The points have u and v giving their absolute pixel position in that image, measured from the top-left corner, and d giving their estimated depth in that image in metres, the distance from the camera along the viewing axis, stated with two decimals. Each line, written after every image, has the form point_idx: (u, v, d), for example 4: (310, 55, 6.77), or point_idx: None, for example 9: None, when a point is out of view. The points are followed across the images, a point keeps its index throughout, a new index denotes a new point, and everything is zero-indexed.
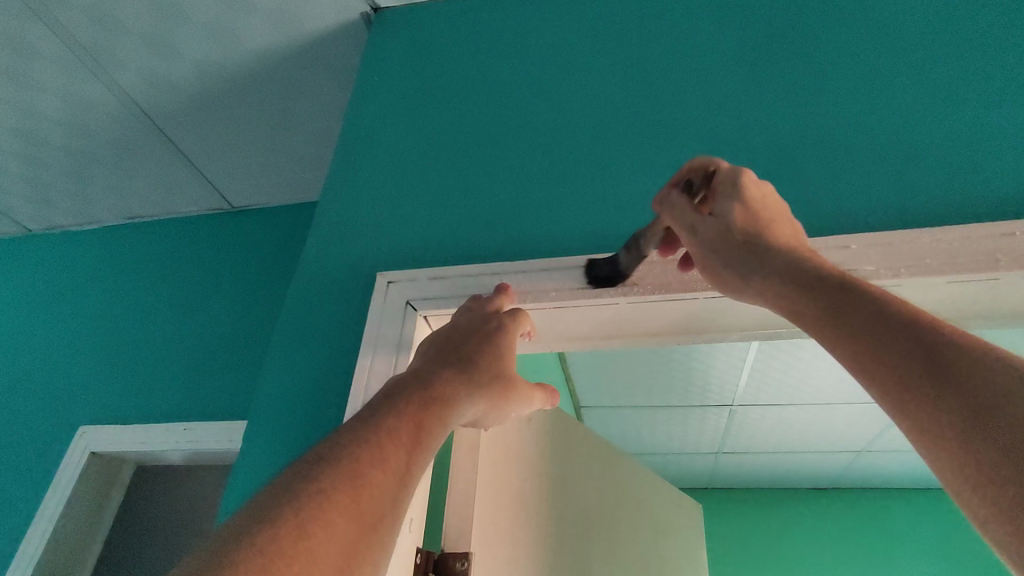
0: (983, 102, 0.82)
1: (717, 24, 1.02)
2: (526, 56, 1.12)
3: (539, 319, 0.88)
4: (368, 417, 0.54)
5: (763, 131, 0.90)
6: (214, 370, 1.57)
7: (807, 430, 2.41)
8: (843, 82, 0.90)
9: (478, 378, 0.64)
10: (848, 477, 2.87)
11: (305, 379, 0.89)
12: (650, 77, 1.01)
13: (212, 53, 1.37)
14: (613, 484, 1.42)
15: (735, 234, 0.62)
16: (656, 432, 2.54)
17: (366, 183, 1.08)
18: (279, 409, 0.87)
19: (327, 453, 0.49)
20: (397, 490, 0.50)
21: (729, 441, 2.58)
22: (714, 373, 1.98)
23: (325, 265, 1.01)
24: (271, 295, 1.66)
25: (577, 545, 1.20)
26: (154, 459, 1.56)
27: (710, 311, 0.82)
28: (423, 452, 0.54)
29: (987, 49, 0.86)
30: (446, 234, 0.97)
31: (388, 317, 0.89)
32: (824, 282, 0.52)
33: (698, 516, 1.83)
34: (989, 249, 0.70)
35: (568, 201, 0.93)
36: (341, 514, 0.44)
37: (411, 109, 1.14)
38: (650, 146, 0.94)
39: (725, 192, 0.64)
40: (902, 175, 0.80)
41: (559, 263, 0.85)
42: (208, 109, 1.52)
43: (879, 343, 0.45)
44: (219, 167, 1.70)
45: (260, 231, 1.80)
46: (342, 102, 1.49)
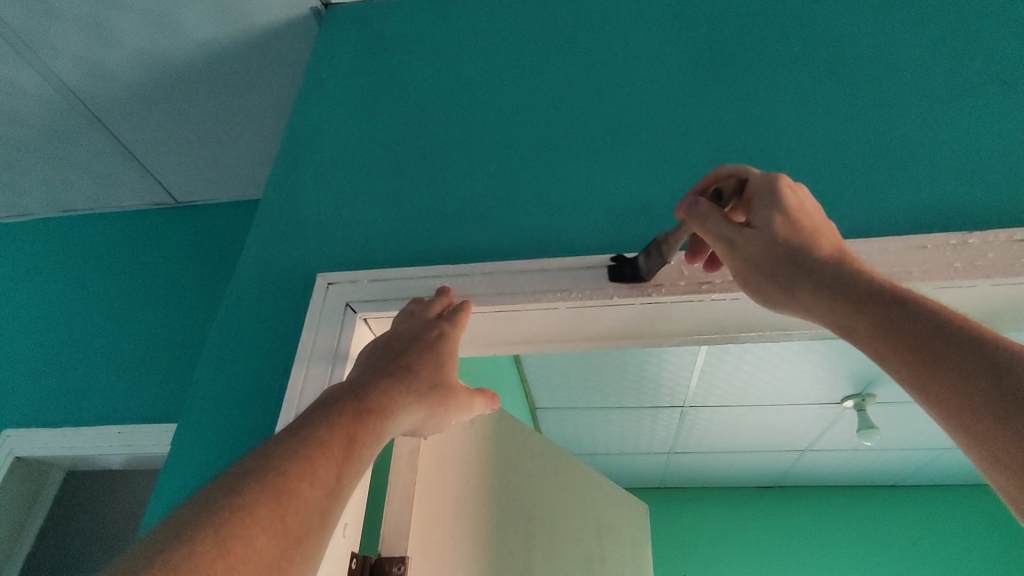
0: (903, 121, 0.88)
1: (664, 36, 1.05)
2: (477, 59, 1.13)
3: (480, 323, 0.88)
4: (299, 430, 0.53)
5: (704, 142, 0.93)
6: (145, 371, 1.50)
7: (746, 432, 2.50)
8: (779, 97, 0.95)
9: (415, 387, 0.63)
10: (783, 474, 3.00)
11: (242, 381, 0.86)
12: (599, 84, 1.03)
13: (154, 43, 1.31)
14: (557, 486, 1.43)
15: (780, 245, 0.60)
16: (605, 434, 2.60)
17: (311, 181, 1.06)
18: (213, 414, 0.84)
19: (252, 467, 0.48)
20: (324, 504, 0.49)
21: (674, 442, 2.66)
22: (660, 374, 2.04)
23: (266, 264, 0.98)
24: (206, 295, 1.59)
25: (518, 548, 1.20)
26: (83, 464, 1.49)
27: (649, 316, 0.84)
28: (354, 466, 0.53)
29: (909, 72, 0.92)
30: (391, 235, 0.96)
31: (326, 320, 0.87)
32: (884, 296, 0.52)
33: (642, 516, 1.88)
34: (905, 261, 0.74)
35: (515, 204, 0.94)
36: (262, 528, 0.43)
37: (359, 107, 1.13)
38: (596, 152, 0.96)
39: (763, 199, 0.63)
40: (830, 188, 0.84)
41: (501, 267, 0.86)
42: (148, 101, 1.45)
43: (951, 362, 0.45)
44: (157, 161, 1.63)
45: (198, 228, 1.73)
46: (287, 98, 1.45)
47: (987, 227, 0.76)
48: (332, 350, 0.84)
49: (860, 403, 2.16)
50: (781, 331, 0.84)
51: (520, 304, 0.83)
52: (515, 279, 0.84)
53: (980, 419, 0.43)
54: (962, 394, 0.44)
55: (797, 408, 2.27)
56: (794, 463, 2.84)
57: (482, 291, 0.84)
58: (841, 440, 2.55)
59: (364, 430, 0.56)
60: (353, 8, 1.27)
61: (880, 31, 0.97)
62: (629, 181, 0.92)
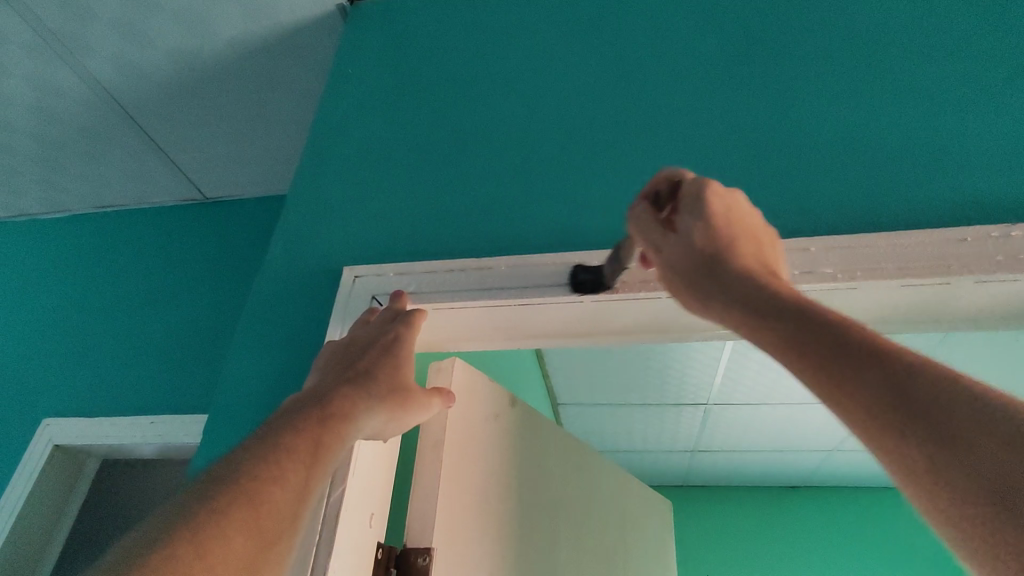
0: (942, 110, 0.84)
1: (691, 27, 1.03)
2: (501, 53, 1.12)
3: (504, 318, 0.88)
4: (265, 435, 0.53)
5: (733, 133, 0.91)
6: (177, 363, 1.53)
7: (774, 429, 2.46)
8: (811, 86, 0.92)
9: (375, 390, 0.64)
10: (811, 473, 2.95)
11: (269, 374, 0.87)
12: (624, 76, 1.01)
13: (184, 41, 1.33)
14: (580, 480, 1.43)
15: (698, 254, 0.55)
16: (630, 430, 2.58)
17: (337, 176, 1.06)
18: (241, 405, 0.86)
19: (222, 472, 0.48)
20: (296, 506, 0.49)
21: (701, 439, 2.63)
22: (686, 371, 2.02)
23: (294, 258, 0.99)
24: (235, 289, 1.62)
25: (542, 543, 1.20)
26: (119, 453, 1.53)
27: (675, 311, 0.82)
28: (321, 468, 0.53)
29: (947, 59, 0.89)
30: (414, 229, 0.96)
31: (353, 313, 0.87)
32: (786, 303, 0.46)
33: (667, 513, 1.86)
34: (942, 255, 0.72)
35: (539, 198, 0.93)
36: (237, 531, 0.44)
37: (384, 102, 1.13)
38: (621, 145, 0.95)
39: (685, 206, 0.58)
40: (864, 180, 0.82)
41: (526, 261, 0.85)
42: (179, 98, 1.47)
43: (845, 372, 0.40)
44: (187, 157, 1.66)
45: (226, 223, 1.76)
46: (313, 94, 1.46)
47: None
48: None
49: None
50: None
51: (544, 300, 0.83)
52: (541, 274, 0.84)
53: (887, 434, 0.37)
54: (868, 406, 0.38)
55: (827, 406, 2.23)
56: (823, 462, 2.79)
57: (507, 285, 0.84)
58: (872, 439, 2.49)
59: (329, 433, 0.56)
60: (378, 4, 1.28)
61: (918, 17, 0.93)
62: (655, 174, 0.90)
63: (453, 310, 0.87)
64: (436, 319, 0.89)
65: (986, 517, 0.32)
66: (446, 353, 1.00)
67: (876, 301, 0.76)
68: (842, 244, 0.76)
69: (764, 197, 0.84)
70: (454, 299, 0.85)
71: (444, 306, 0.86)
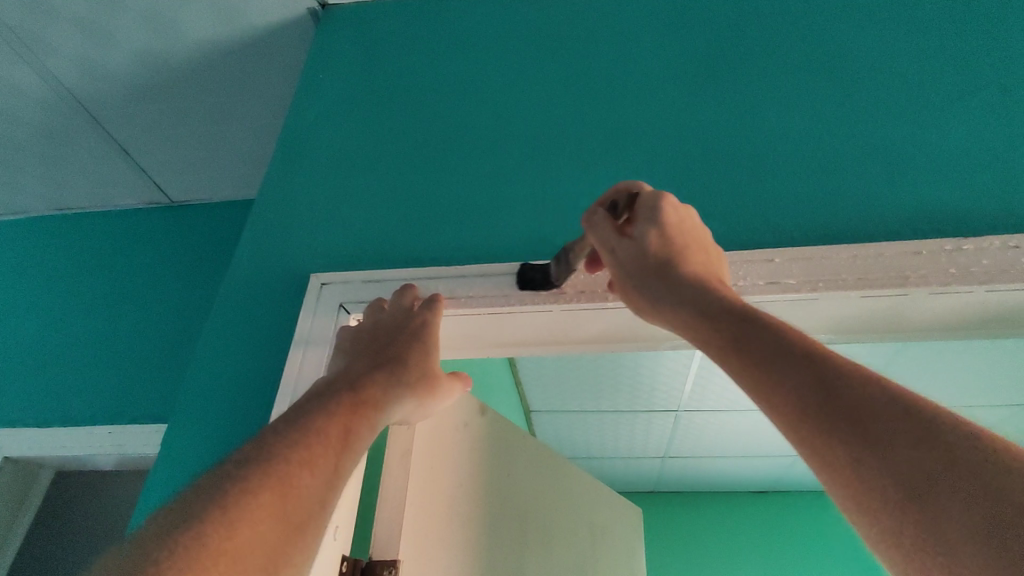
0: (899, 128, 0.88)
1: (661, 40, 1.05)
2: (474, 61, 1.12)
3: (472, 326, 0.88)
4: (296, 419, 0.55)
5: (700, 145, 0.93)
6: (136, 371, 1.49)
7: (740, 436, 2.51)
8: (775, 101, 0.95)
9: (400, 378, 0.66)
10: (776, 480, 3.00)
11: (233, 381, 0.86)
12: (595, 87, 1.03)
13: (150, 42, 1.31)
14: (549, 486, 1.43)
15: (649, 257, 0.62)
16: (600, 437, 2.59)
17: (306, 181, 1.05)
18: (203, 413, 0.84)
19: (255, 453, 0.50)
20: (325, 487, 0.51)
21: (668, 447, 2.66)
22: (655, 379, 2.05)
23: (262, 263, 0.98)
24: (199, 294, 1.58)
25: (511, 551, 1.20)
26: (72, 464, 1.48)
27: (642, 319, 0.84)
28: (349, 452, 0.55)
29: (904, 78, 0.92)
30: (384, 236, 0.96)
31: (319, 320, 0.87)
32: (742, 311, 0.52)
33: (636, 520, 1.88)
34: (898, 266, 0.74)
35: (510, 207, 0.94)
36: (268, 513, 0.45)
37: (355, 108, 1.12)
38: (591, 155, 0.96)
39: (643, 214, 0.64)
40: (824, 193, 0.84)
41: (497, 268, 0.86)
42: (144, 99, 1.44)
43: (777, 374, 0.46)
44: (151, 159, 1.62)
45: (191, 227, 1.72)
46: (283, 98, 1.44)
47: (983, 234, 0.77)
48: (323, 351, 0.84)
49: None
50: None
51: (512, 308, 0.83)
52: (511, 281, 0.84)
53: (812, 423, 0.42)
54: (805, 403, 0.43)
55: None
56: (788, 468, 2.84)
57: (477, 293, 0.84)
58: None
59: (356, 419, 0.58)
60: (351, 9, 1.27)
61: (880, 37, 0.97)
62: (626, 184, 0.92)
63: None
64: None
65: (897, 510, 0.37)
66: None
67: (835, 311, 0.78)
68: (802, 255, 0.78)
69: (731, 209, 0.86)
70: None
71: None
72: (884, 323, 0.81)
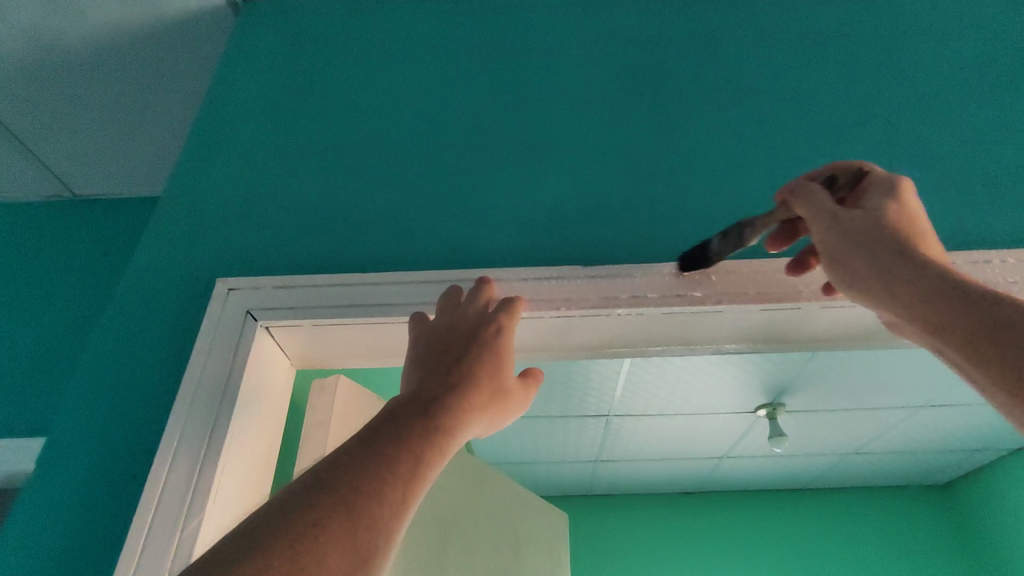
0: (799, 154, 0.96)
1: (588, 56, 1.08)
2: (402, 65, 1.11)
3: (388, 334, 0.87)
4: (371, 442, 0.45)
5: (621, 161, 0.97)
6: (15, 380, 1.36)
7: (656, 440, 2.62)
8: (692, 123, 1.00)
9: (473, 398, 0.52)
10: (694, 482, 3.14)
11: (130, 391, 0.80)
12: (523, 99, 1.05)
13: (45, 23, 1.20)
14: (470, 493, 1.43)
15: (885, 228, 0.61)
16: (519, 443, 2.63)
17: (221, 180, 1.01)
18: (93, 425, 0.77)
19: (328, 476, 0.42)
20: (396, 526, 0.41)
21: (582, 452, 2.74)
22: (575, 384, 2.10)
23: (168, 269, 0.92)
24: (92, 296, 1.46)
25: (430, 560, 1.18)
26: None
27: (561, 329, 0.87)
28: (422, 484, 0.44)
29: (805, 107, 1.01)
30: (302, 240, 0.93)
31: (224, 327, 0.83)
32: (964, 286, 0.52)
33: (561, 525, 1.91)
34: (793, 282, 0.81)
35: (435, 215, 0.94)
36: (338, 551, 0.38)
37: (276, 105, 1.08)
38: (518, 166, 0.98)
39: (883, 193, 0.65)
40: (730, 213, 0.91)
41: (418, 278, 0.86)
42: (32, 83, 1.31)
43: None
44: (38, 150, 1.48)
45: (84, 222, 1.59)
46: (195, 90, 1.36)
47: None
48: (230, 359, 0.80)
49: (773, 411, 2.33)
50: (684, 345, 0.91)
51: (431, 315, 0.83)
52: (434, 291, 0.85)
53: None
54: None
55: (714, 416, 2.40)
56: (714, 472, 3.00)
57: (398, 301, 0.84)
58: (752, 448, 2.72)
59: (432, 447, 0.46)
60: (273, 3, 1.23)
61: (786, 68, 1.04)
62: (552, 199, 0.94)
63: (336, 325, 0.85)
64: (316, 333, 0.87)
65: None
66: (331, 369, 0.97)
67: (735, 322, 0.85)
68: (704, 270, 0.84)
69: (649, 226, 0.90)
70: (336, 312, 0.84)
71: (325, 319, 0.84)
72: (781, 334, 0.88)
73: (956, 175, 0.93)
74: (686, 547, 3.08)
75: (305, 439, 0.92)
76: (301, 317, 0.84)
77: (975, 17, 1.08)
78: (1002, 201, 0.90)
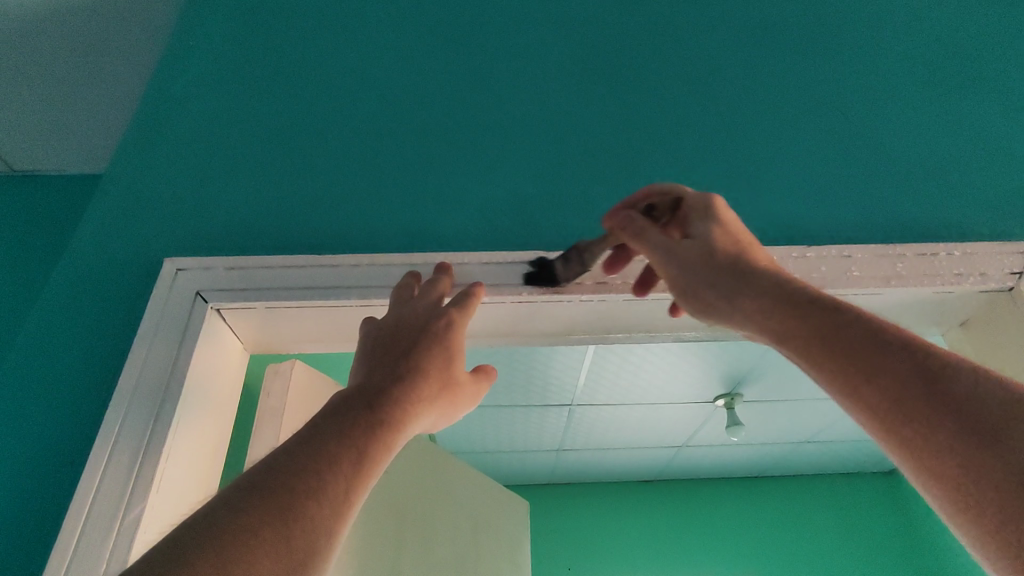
0: (764, 144, 0.96)
1: (555, 35, 1.05)
2: (361, 36, 1.06)
3: (346, 317, 0.84)
4: (311, 439, 0.42)
5: (587, 145, 0.95)
6: None
7: (616, 429, 2.64)
8: (659, 109, 0.99)
9: (423, 391, 0.48)
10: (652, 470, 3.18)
11: (64, 377, 0.75)
12: (487, 78, 1.01)
13: None
14: (429, 482, 1.40)
15: (717, 254, 0.59)
16: (480, 432, 2.62)
17: (167, 156, 0.95)
18: (22, 413, 0.72)
19: (261, 478, 0.39)
20: (337, 527, 0.38)
21: (543, 440, 2.74)
22: (537, 373, 2.10)
23: (113, 244, 0.87)
24: None
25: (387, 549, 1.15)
26: None
27: (526, 315, 0.85)
28: (368, 482, 0.41)
29: (771, 97, 1.00)
30: (254, 219, 0.88)
31: (171, 308, 0.78)
32: (812, 306, 0.52)
33: (522, 514, 1.91)
34: None
35: (395, 196, 0.90)
36: (271, 556, 0.35)
37: (227, 77, 1.03)
38: (482, 147, 0.95)
39: (700, 219, 0.63)
40: None
41: (381, 260, 0.83)
42: None
43: (879, 367, 0.47)
44: None
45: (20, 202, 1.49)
46: (141, 62, 1.28)
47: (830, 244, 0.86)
48: (178, 342, 0.76)
49: (731, 401, 2.36)
50: (646, 332, 0.90)
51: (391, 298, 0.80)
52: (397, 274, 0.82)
53: (902, 399, 0.46)
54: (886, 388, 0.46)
55: (674, 405, 2.43)
56: (673, 460, 3.02)
57: (359, 284, 0.81)
58: (711, 437, 2.76)
59: (379, 443, 0.43)
60: None
61: (753, 56, 1.03)
62: (521, 181, 0.92)
63: (294, 308, 0.82)
64: (273, 316, 0.83)
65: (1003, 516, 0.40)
66: (287, 354, 0.93)
67: None
68: None
69: (619, 213, 0.89)
70: (296, 295, 0.80)
71: (284, 302, 0.81)
72: None
73: (922, 169, 0.94)
74: (641, 532, 3.14)
75: (258, 426, 0.89)
76: (258, 298, 0.80)
77: (946, 12, 1.08)
78: (963, 197, 0.91)
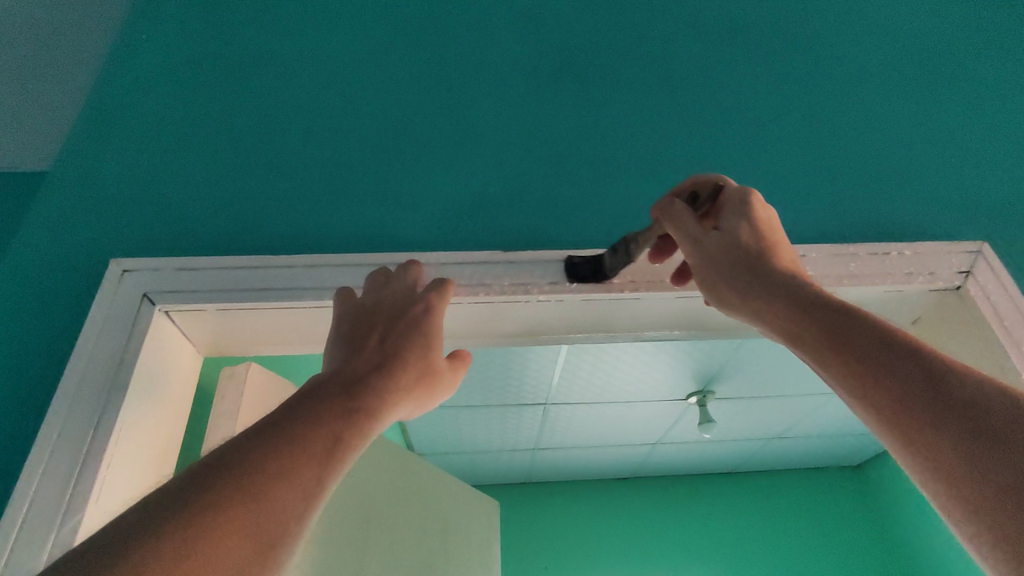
0: (719, 148, 0.98)
1: (518, 36, 1.06)
2: (322, 35, 1.05)
3: (300, 317, 0.84)
4: (285, 423, 0.41)
5: (545, 147, 0.96)
6: None
7: (589, 427, 2.66)
8: (618, 112, 1.01)
9: (402, 379, 0.48)
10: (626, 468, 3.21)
11: (10, 378, 0.73)
12: (449, 79, 1.02)
13: None
14: (395, 483, 1.39)
15: (742, 249, 0.63)
16: (453, 432, 2.60)
17: (119, 153, 0.93)
18: None
19: (233, 455, 0.39)
20: (307, 511, 0.38)
21: (516, 439, 2.75)
22: (510, 372, 2.10)
23: (63, 241, 0.85)
24: None
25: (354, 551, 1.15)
26: None
27: (484, 315, 0.85)
28: (342, 467, 0.41)
29: (729, 100, 1.02)
30: (209, 219, 0.88)
31: (116, 311, 0.77)
32: (836, 304, 0.53)
33: (491, 514, 1.92)
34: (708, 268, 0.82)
35: (355, 197, 0.91)
36: (237, 532, 0.35)
37: (183, 74, 1.01)
38: (442, 148, 0.95)
39: (734, 213, 0.66)
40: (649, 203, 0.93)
41: (337, 259, 0.83)
42: None
43: (883, 364, 0.47)
44: None
45: None
46: None
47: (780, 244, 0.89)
48: (126, 343, 0.75)
49: (702, 398, 2.40)
50: (604, 332, 0.91)
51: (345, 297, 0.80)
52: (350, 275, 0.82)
53: (910, 389, 0.45)
54: (889, 373, 0.47)
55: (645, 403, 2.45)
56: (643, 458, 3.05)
57: (313, 285, 0.81)
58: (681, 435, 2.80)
59: (355, 429, 0.43)
60: None
61: (710, 62, 1.05)
62: (483, 180, 0.93)
63: (247, 309, 0.82)
64: (224, 317, 0.83)
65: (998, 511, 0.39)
66: (242, 357, 0.93)
67: (655, 308, 0.85)
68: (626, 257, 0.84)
69: (579, 213, 0.91)
70: (247, 296, 0.80)
71: (235, 303, 0.80)
72: (696, 320, 0.90)
73: (870, 172, 0.98)
74: (612, 530, 3.16)
75: (211, 429, 0.88)
76: (208, 300, 0.80)
77: (898, 20, 1.12)
78: (910, 202, 0.95)
